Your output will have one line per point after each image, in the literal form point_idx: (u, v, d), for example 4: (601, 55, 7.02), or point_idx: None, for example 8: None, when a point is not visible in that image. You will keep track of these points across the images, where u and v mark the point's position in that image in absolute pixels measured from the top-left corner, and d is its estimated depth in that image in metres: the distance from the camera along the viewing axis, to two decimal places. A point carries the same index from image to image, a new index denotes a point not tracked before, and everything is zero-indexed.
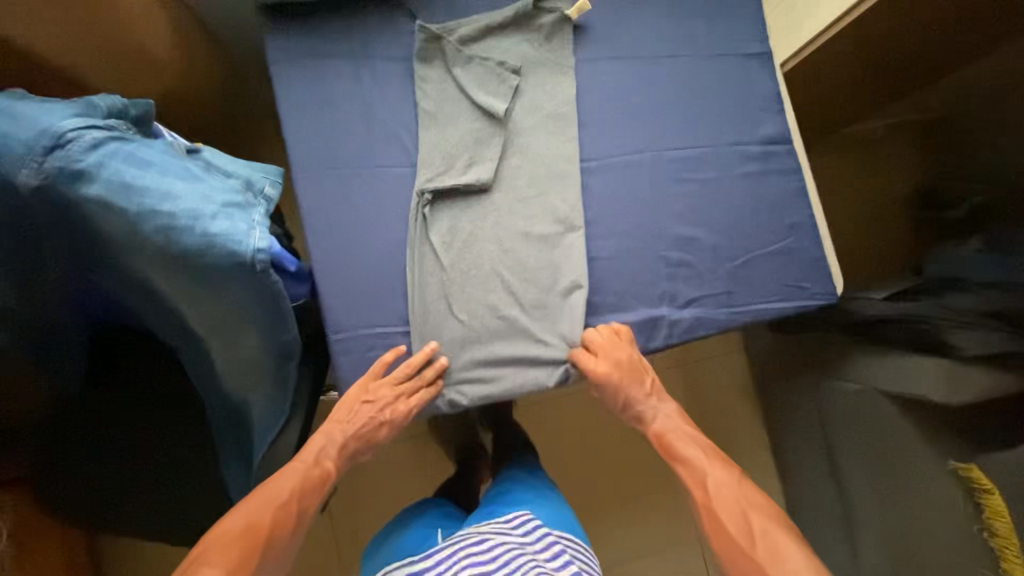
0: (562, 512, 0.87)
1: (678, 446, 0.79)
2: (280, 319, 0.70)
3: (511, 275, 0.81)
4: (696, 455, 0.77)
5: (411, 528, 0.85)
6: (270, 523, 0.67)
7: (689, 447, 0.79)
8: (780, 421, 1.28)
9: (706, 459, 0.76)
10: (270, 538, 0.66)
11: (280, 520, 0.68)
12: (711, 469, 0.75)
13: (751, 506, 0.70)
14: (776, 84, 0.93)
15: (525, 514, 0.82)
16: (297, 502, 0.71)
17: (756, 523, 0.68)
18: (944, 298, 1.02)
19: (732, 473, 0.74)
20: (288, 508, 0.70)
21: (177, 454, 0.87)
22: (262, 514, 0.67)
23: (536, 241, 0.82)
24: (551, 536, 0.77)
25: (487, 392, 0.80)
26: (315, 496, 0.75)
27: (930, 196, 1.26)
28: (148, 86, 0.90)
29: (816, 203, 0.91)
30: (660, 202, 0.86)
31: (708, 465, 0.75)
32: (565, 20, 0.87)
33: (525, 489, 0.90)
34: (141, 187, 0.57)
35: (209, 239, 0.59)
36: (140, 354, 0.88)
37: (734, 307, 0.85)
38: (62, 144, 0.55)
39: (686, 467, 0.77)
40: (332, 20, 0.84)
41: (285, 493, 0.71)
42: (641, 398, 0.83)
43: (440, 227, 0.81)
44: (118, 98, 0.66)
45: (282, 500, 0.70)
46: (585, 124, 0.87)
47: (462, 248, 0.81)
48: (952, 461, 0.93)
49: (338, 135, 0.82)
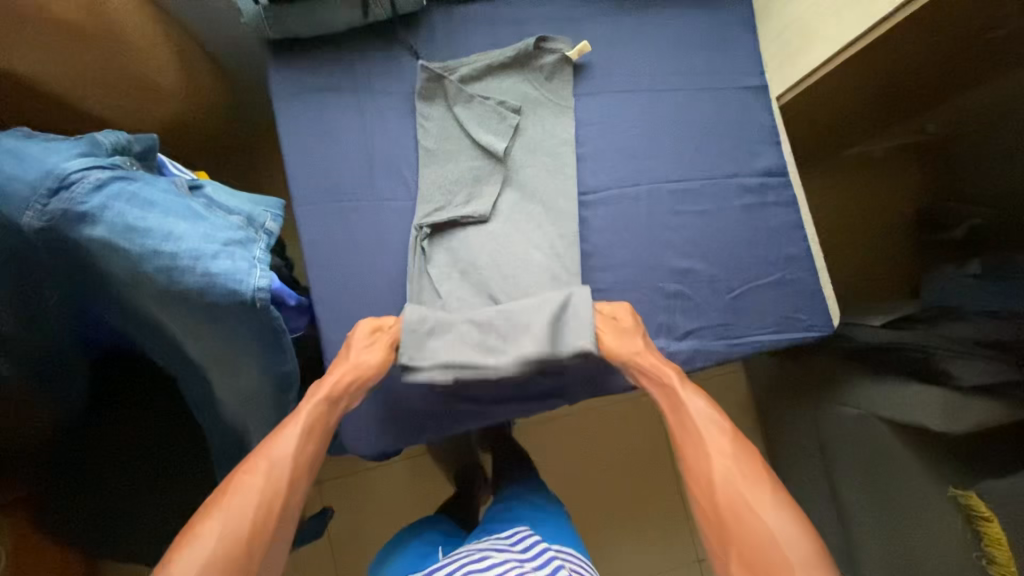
0: (566, 531, 0.84)
1: (676, 394, 0.71)
2: (279, 353, 0.70)
3: (497, 277, 0.82)
4: (700, 405, 0.69)
5: (408, 550, 0.84)
6: (262, 500, 0.59)
7: (690, 396, 0.70)
8: (781, 443, 1.27)
9: (706, 412, 0.68)
10: (261, 509, 0.58)
11: (275, 494, 0.60)
12: (708, 423, 0.67)
13: (745, 467, 0.62)
14: (773, 118, 0.94)
15: (525, 531, 0.79)
16: (290, 468, 0.62)
17: (741, 484, 0.61)
18: (941, 326, 1.03)
19: (731, 430, 0.66)
20: (275, 472, 0.61)
21: (179, 474, 0.87)
22: (248, 492, 0.59)
23: (527, 279, 0.82)
24: (552, 552, 0.72)
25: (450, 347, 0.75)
26: (310, 450, 0.66)
27: (928, 216, 1.25)
28: (153, 115, 0.91)
29: (813, 235, 0.91)
30: (658, 234, 0.87)
31: (715, 421, 0.67)
32: (566, 61, 0.89)
33: (527, 508, 0.89)
34: (143, 228, 0.58)
35: (209, 279, 0.59)
36: (138, 379, 0.89)
37: (731, 339, 0.86)
38: (66, 186, 0.56)
39: (678, 417, 0.70)
40: (334, 54, 0.85)
41: (275, 460, 0.62)
42: (637, 340, 0.76)
43: (437, 261, 0.82)
44: (122, 134, 0.68)
45: (267, 471, 0.61)
46: (584, 157, 0.88)
47: (457, 280, 0.82)
48: (951, 487, 0.93)
49: (339, 168, 0.83)
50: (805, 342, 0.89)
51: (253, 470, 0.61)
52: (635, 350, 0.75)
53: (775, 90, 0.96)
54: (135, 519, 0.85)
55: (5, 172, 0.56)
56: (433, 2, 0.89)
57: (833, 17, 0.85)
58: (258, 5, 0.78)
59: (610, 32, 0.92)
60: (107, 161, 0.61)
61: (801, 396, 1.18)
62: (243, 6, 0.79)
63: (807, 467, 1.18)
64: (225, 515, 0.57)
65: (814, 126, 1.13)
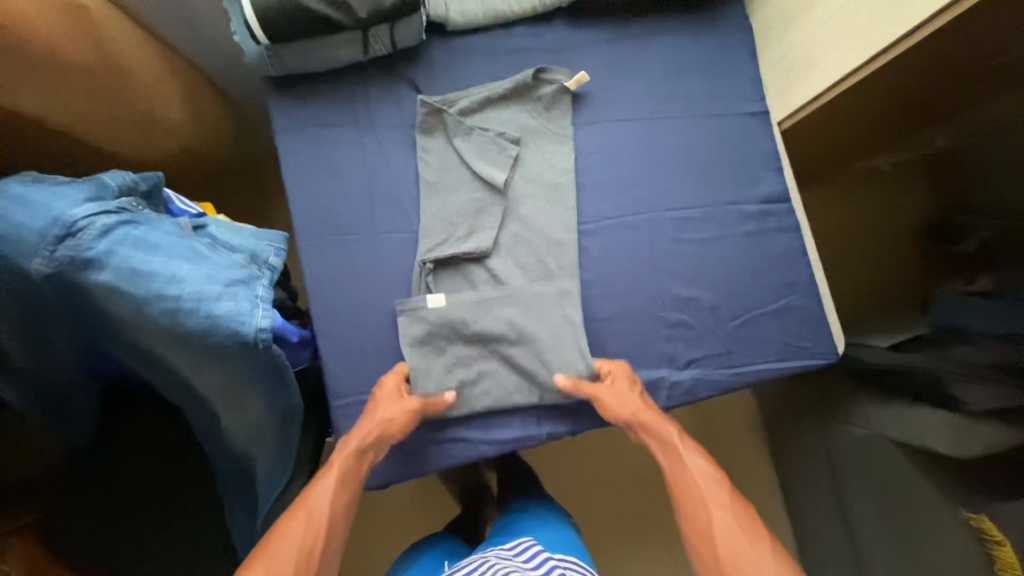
0: (570, 542, 0.85)
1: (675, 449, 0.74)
2: (283, 387, 0.72)
3: (507, 298, 0.83)
4: (697, 458, 0.72)
5: (415, 563, 0.84)
6: (304, 546, 0.60)
7: (688, 452, 0.73)
8: (790, 460, 1.26)
9: (702, 467, 0.71)
10: (309, 552, 0.60)
11: (314, 542, 0.61)
12: (706, 478, 0.69)
13: (742, 521, 0.64)
14: (774, 142, 0.94)
15: (527, 541, 0.79)
16: (328, 519, 0.64)
17: (741, 542, 0.62)
18: (949, 349, 1.01)
19: (726, 485, 0.69)
20: (317, 520, 0.63)
21: (194, 504, 0.89)
22: (293, 536, 0.61)
23: (538, 300, 0.83)
24: (552, 560, 0.73)
25: (484, 395, 0.82)
26: (345, 502, 0.68)
27: (938, 230, 1.26)
28: (159, 147, 0.93)
29: (817, 261, 0.91)
30: (659, 263, 0.87)
31: (709, 480, 0.69)
32: (564, 91, 0.89)
33: (534, 520, 0.89)
34: (148, 272, 0.59)
35: (212, 321, 0.61)
36: (146, 410, 0.91)
37: (735, 368, 0.85)
38: (73, 233, 0.57)
39: (676, 473, 0.72)
40: (334, 90, 0.86)
41: (315, 510, 0.64)
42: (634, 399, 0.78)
43: (427, 300, 0.81)
44: (128, 174, 0.69)
45: (310, 517, 0.63)
46: (584, 186, 0.89)
47: (470, 308, 0.82)
48: (961, 508, 0.93)
49: (341, 203, 0.84)
50: (810, 369, 0.88)
51: (295, 516, 0.63)
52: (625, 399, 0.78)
53: (776, 115, 0.96)
54: (146, 552, 0.86)
55: (12, 220, 0.57)
56: (431, 35, 0.90)
57: (831, 46, 0.85)
58: (260, 45, 0.80)
59: (609, 59, 0.92)
60: (113, 206, 0.62)
61: (810, 416, 1.16)
62: (245, 48, 0.81)
63: (817, 486, 1.17)
64: (272, 558, 0.58)
65: (818, 145, 1.12)
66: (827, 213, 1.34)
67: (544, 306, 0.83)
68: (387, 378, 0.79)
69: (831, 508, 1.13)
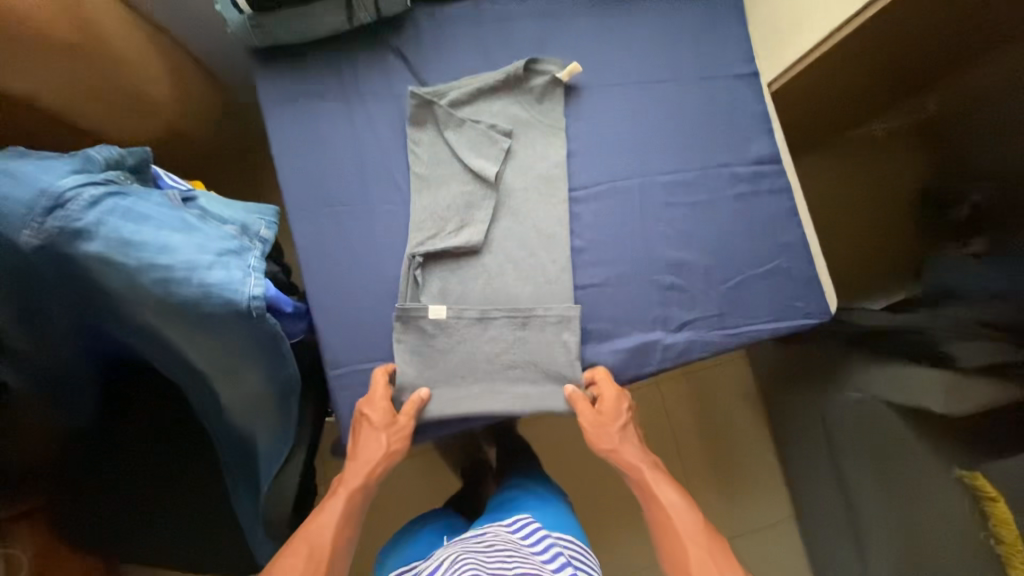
0: (565, 520, 0.86)
1: (653, 489, 0.79)
2: (279, 358, 0.72)
3: (510, 314, 0.82)
4: (674, 498, 0.78)
5: (417, 535, 0.86)
6: None
7: (663, 490, 0.79)
8: (785, 426, 1.27)
9: (678, 506, 0.76)
10: None
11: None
12: (685, 519, 0.75)
13: (718, 558, 0.71)
14: (764, 104, 0.93)
15: (526, 518, 0.81)
16: (329, 552, 0.70)
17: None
18: (940, 310, 1.02)
19: (701, 521, 0.75)
20: (317, 557, 0.69)
21: (194, 506, 0.90)
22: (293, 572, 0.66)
23: (536, 321, 0.82)
24: (551, 540, 0.75)
25: (469, 405, 0.80)
26: (348, 534, 0.73)
27: (935, 198, 1.25)
28: (150, 127, 0.93)
29: (809, 221, 0.91)
30: (650, 227, 0.87)
31: (689, 518, 0.75)
32: (557, 83, 0.88)
33: (533, 497, 0.90)
34: (139, 242, 0.60)
35: (205, 289, 0.61)
36: (148, 404, 0.90)
37: (729, 329, 0.86)
38: (61, 204, 0.57)
39: (656, 513, 0.77)
40: (319, 62, 0.86)
41: (316, 544, 0.70)
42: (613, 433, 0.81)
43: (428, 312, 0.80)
44: (114, 148, 0.69)
45: (310, 555, 0.69)
46: (574, 153, 0.89)
47: (471, 326, 0.81)
48: (956, 466, 0.94)
49: (331, 174, 0.84)
50: (804, 330, 0.89)
51: (296, 553, 0.69)
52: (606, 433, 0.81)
53: (767, 76, 0.95)
54: (158, 526, 0.89)
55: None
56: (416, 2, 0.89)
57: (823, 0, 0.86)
58: (243, 15, 0.80)
59: (595, 23, 0.92)
60: (100, 177, 0.61)
61: (805, 381, 1.17)
62: (229, 18, 0.81)
63: (813, 450, 1.18)
64: None
65: (809, 109, 1.11)
66: (823, 182, 1.32)
67: (543, 329, 0.82)
68: (370, 390, 0.79)
69: (828, 471, 1.15)
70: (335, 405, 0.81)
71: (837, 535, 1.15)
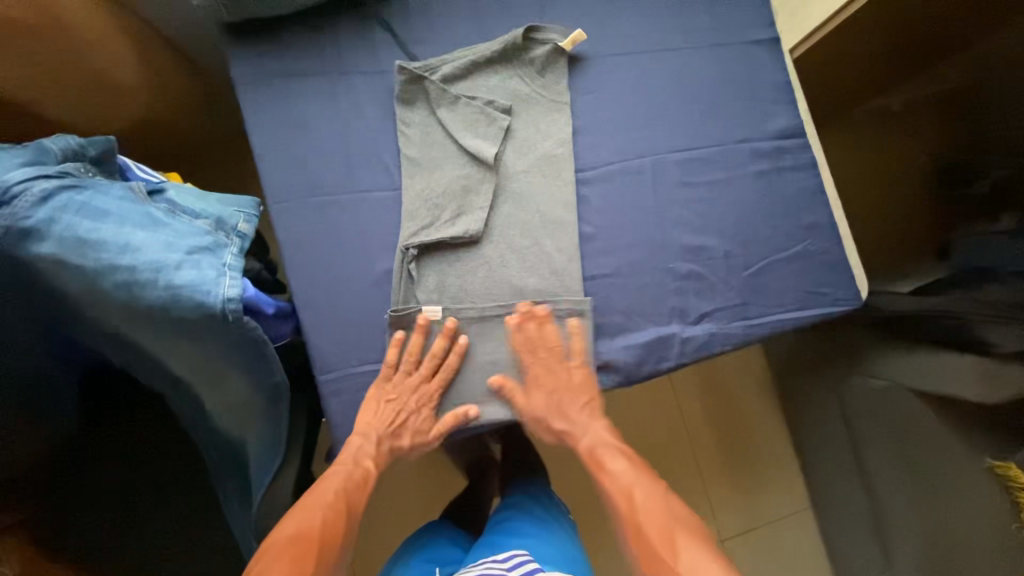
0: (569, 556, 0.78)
1: (602, 458, 0.78)
2: (263, 364, 0.66)
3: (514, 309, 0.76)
4: (622, 468, 0.76)
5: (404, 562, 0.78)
6: (332, 527, 0.68)
7: (612, 458, 0.77)
8: (802, 415, 1.22)
9: (625, 471, 0.75)
10: (322, 541, 0.66)
11: (339, 523, 0.69)
12: (631, 483, 0.74)
13: (668, 513, 0.69)
14: (786, 73, 0.86)
15: (523, 554, 0.72)
16: (347, 505, 0.72)
17: (659, 535, 0.66)
18: (979, 290, 0.93)
19: (648, 486, 0.73)
20: (337, 509, 0.70)
21: (179, 519, 0.84)
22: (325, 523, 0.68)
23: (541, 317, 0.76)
24: None
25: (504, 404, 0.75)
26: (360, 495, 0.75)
27: (953, 171, 1.16)
28: (118, 113, 0.86)
29: (835, 200, 0.84)
30: (663, 210, 0.80)
31: (632, 481, 0.74)
32: (560, 53, 0.81)
33: (532, 525, 0.82)
34: (97, 241, 0.53)
35: (173, 292, 0.55)
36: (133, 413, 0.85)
37: (751, 320, 0.79)
38: (8, 200, 0.50)
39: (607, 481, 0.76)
40: (298, 37, 0.79)
41: (348, 502, 0.73)
42: (566, 413, 0.78)
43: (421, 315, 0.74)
44: (74, 139, 0.61)
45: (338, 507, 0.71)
46: (580, 131, 0.82)
47: (471, 325, 0.76)
48: (988, 458, 0.88)
49: (315, 160, 0.77)
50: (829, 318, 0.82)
51: (318, 503, 0.70)
52: (550, 408, 0.77)
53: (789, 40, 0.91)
54: (139, 544, 0.82)
55: None
56: None
57: None
58: None
59: None
60: (54, 170, 0.55)
61: (825, 368, 1.11)
62: None
63: (834, 442, 1.13)
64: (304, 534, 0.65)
65: (827, 77, 1.04)
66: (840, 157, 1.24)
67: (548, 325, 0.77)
68: (419, 373, 0.75)
69: (852, 463, 1.08)
70: (327, 412, 0.76)
71: (859, 530, 1.10)
